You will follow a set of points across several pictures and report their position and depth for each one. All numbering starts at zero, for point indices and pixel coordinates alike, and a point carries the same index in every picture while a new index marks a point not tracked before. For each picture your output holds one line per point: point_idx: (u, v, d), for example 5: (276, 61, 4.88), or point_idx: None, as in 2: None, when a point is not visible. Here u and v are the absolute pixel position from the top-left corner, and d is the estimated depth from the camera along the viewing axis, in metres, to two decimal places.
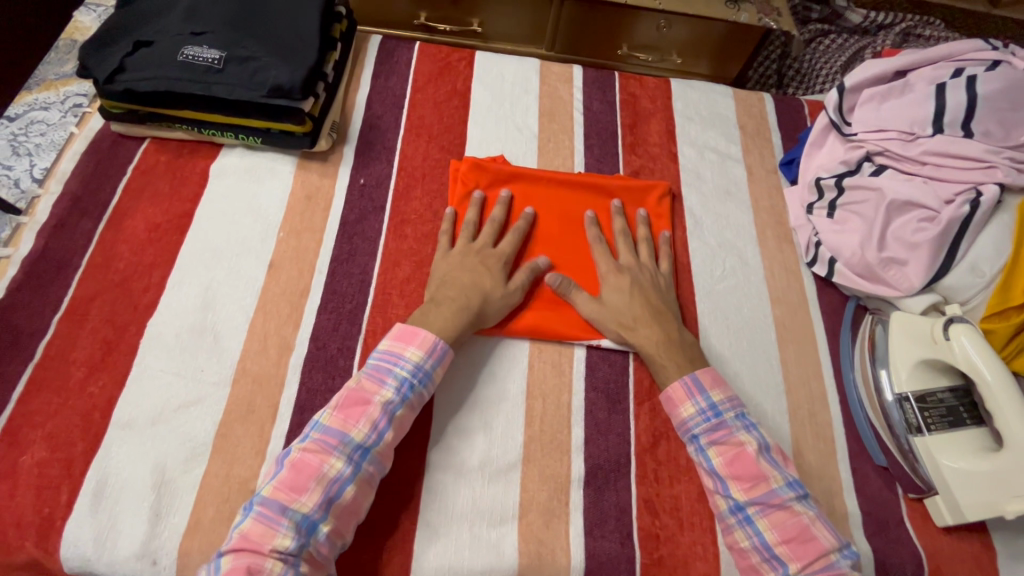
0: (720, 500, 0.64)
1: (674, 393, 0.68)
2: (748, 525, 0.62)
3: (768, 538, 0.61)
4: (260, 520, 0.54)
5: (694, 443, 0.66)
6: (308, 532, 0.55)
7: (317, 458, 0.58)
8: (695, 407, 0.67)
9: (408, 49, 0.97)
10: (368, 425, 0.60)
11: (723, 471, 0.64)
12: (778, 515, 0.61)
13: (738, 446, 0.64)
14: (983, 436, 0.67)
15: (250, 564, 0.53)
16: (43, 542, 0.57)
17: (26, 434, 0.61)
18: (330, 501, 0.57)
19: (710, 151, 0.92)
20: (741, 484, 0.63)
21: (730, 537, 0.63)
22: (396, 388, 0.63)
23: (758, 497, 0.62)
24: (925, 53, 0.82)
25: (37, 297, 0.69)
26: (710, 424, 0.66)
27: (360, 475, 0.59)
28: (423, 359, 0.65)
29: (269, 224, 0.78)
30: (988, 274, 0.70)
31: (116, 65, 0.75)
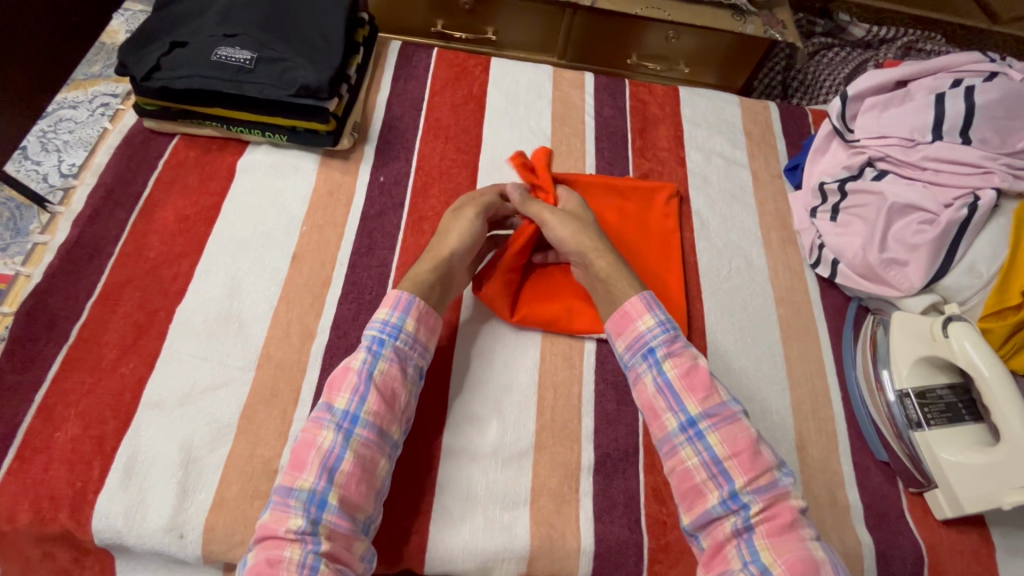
0: (670, 419, 0.65)
1: (633, 307, 0.71)
2: (699, 441, 0.64)
3: (718, 451, 0.63)
4: (274, 508, 0.57)
5: (648, 357, 0.68)
6: (318, 508, 0.57)
7: (311, 434, 0.61)
8: (654, 320, 0.70)
9: (427, 55, 1.01)
10: (350, 391, 0.63)
11: (679, 384, 0.66)
12: (728, 430, 0.63)
13: (691, 360, 0.67)
14: (981, 431, 0.70)
15: (272, 551, 0.55)
16: (75, 514, 0.60)
17: (61, 411, 0.64)
18: (330, 471, 0.59)
19: (716, 156, 0.96)
20: (695, 396, 0.65)
21: (675, 458, 0.64)
22: (368, 348, 0.66)
23: (710, 410, 0.64)
24: (925, 64, 0.85)
25: (71, 282, 0.72)
26: (668, 336, 0.68)
27: (353, 441, 0.60)
28: (389, 315, 0.68)
29: (293, 217, 0.81)
30: (985, 274, 0.73)
31: (153, 64, 0.79)
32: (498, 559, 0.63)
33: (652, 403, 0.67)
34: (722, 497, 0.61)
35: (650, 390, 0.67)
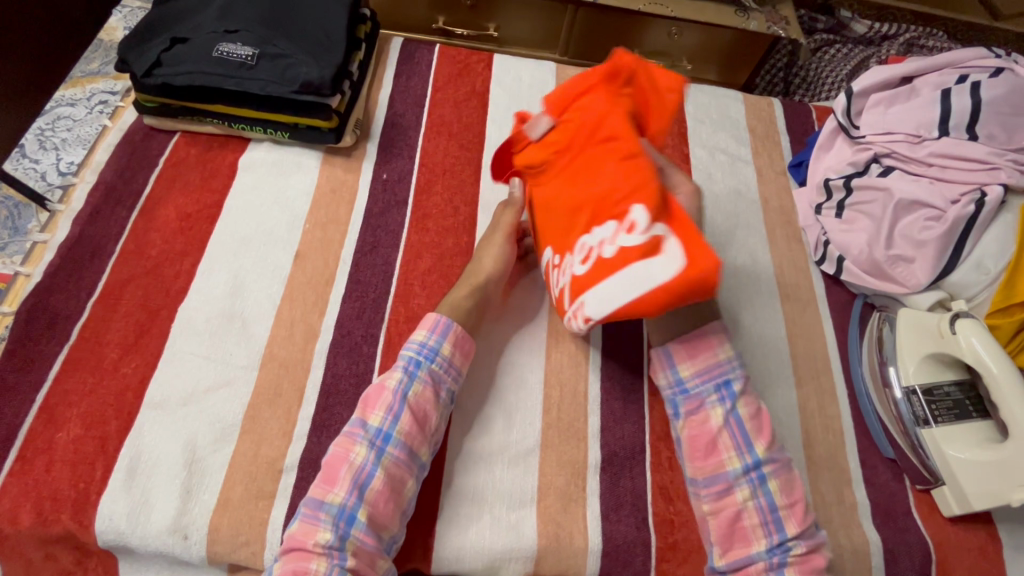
0: (733, 458, 0.64)
1: (714, 340, 0.69)
2: (759, 485, 0.63)
3: (776, 499, 0.63)
4: (303, 519, 0.58)
5: (721, 390, 0.67)
6: (347, 523, 0.57)
7: (343, 449, 0.61)
8: (732, 354, 0.68)
9: (428, 51, 1.00)
10: (384, 410, 0.63)
11: (749, 426, 0.65)
12: (785, 478, 0.64)
13: (757, 403, 0.68)
14: (988, 428, 0.69)
15: (298, 564, 0.55)
16: (78, 515, 0.59)
17: (62, 411, 0.64)
18: (360, 488, 0.59)
19: (720, 152, 0.95)
20: (763, 439, 0.65)
21: (728, 498, 0.64)
22: (404, 367, 0.66)
23: (774, 456, 0.64)
24: (931, 60, 0.85)
25: (72, 281, 0.72)
26: (744, 378, 0.68)
27: (385, 459, 0.61)
28: (427, 337, 0.68)
29: (296, 215, 0.80)
30: (993, 271, 0.72)
31: (154, 60, 0.78)
32: (506, 559, 0.63)
33: (716, 438, 0.65)
34: (769, 546, 0.62)
35: (717, 425, 0.66)
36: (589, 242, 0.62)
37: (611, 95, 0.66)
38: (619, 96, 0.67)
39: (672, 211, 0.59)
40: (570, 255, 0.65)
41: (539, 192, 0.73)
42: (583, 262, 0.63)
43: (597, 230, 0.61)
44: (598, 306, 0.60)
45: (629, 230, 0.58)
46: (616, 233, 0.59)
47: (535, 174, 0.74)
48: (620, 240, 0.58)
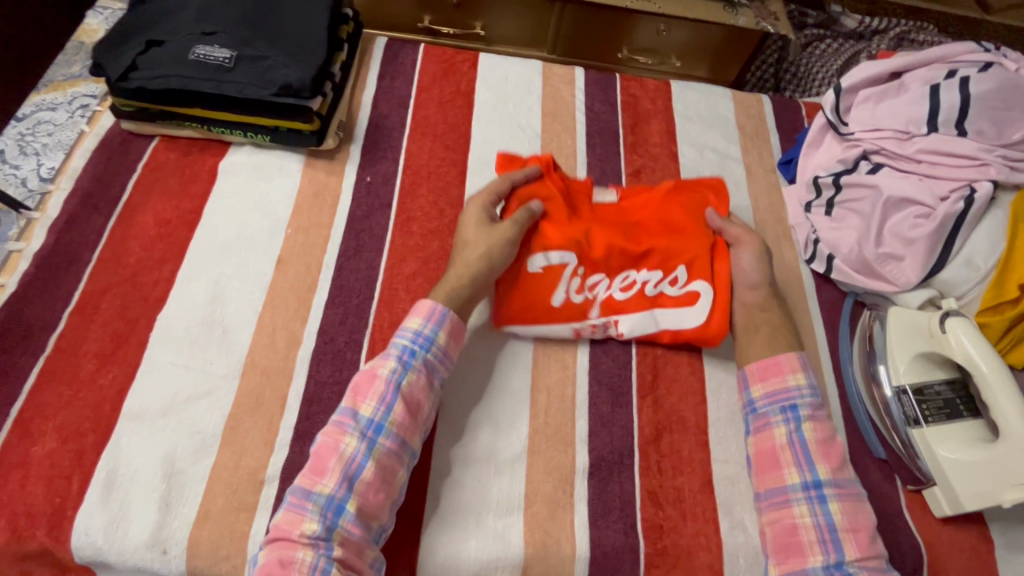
0: (793, 474, 0.64)
1: (787, 362, 0.69)
2: (818, 503, 0.62)
3: (836, 520, 0.61)
4: (289, 509, 0.57)
5: (788, 412, 0.67)
6: (335, 514, 0.56)
7: (333, 439, 0.60)
8: (806, 380, 0.69)
9: (413, 50, 0.99)
10: (376, 399, 0.62)
11: (816, 448, 0.65)
12: (850, 504, 0.62)
13: (831, 431, 0.67)
14: (979, 427, 0.69)
15: (284, 552, 0.54)
16: (54, 531, 0.58)
17: (38, 425, 0.62)
18: (350, 479, 0.58)
19: (709, 150, 0.94)
20: (829, 462, 0.64)
21: (783, 511, 0.63)
22: (398, 356, 0.64)
23: (840, 480, 0.63)
24: (920, 55, 0.83)
25: (47, 291, 0.70)
26: (815, 402, 0.68)
27: (376, 450, 0.59)
28: (422, 325, 0.67)
29: (277, 220, 0.79)
30: (982, 268, 0.72)
31: (129, 64, 0.76)
32: (493, 568, 0.62)
33: (778, 453, 0.66)
34: (826, 563, 0.60)
35: (780, 441, 0.66)
36: (634, 276, 0.76)
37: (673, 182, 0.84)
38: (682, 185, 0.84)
39: (713, 273, 0.76)
40: (610, 279, 0.76)
41: (576, 212, 0.80)
42: (624, 290, 0.76)
43: (646, 271, 0.76)
44: (633, 326, 0.74)
45: (672, 282, 0.76)
46: (660, 280, 0.76)
47: (574, 203, 0.81)
48: (664, 286, 0.76)
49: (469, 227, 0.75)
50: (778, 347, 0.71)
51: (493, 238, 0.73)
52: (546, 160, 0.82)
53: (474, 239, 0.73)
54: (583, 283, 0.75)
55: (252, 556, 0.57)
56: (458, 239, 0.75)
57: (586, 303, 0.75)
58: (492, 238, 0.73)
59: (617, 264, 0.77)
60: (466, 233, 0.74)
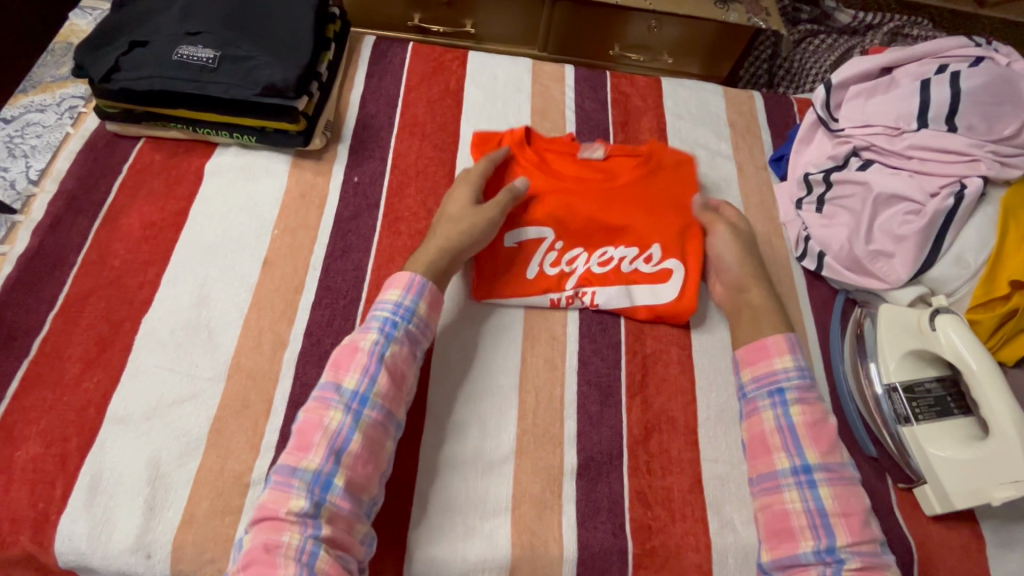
0: (783, 459, 0.64)
1: (773, 343, 0.69)
2: (808, 488, 0.62)
3: (827, 505, 0.61)
4: (274, 488, 0.56)
5: (776, 396, 0.67)
6: (322, 489, 0.56)
7: (316, 415, 0.59)
8: (792, 362, 0.68)
9: (401, 49, 0.98)
10: (359, 371, 0.61)
11: (804, 432, 0.64)
12: (842, 489, 0.62)
13: (821, 413, 0.66)
14: (970, 425, 0.68)
15: (270, 530, 0.54)
16: (38, 535, 0.58)
17: (21, 429, 0.62)
18: (336, 453, 0.57)
19: (700, 148, 0.93)
20: (817, 446, 0.64)
21: (774, 497, 0.63)
22: (379, 328, 0.65)
23: (830, 462, 0.63)
24: (910, 50, 0.83)
25: (31, 294, 0.70)
26: (803, 382, 0.67)
27: (362, 422, 0.59)
28: (402, 297, 0.67)
29: (264, 221, 0.78)
30: (973, 265, 0.71)
31: (112, 65, 0.76)
32: (480, 570, 0.62)
33: (767, 438, 0.66)
34: (817, 548, 0.59)
35: (769, 426, 0.66)
36: (611, 252, 0.80)
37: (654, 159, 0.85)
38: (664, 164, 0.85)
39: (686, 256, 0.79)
40: (588, 254, 0.79)
41: (558, 184, 0.82)
42: (601, 265, 0.79)
43: (622, 248, 0.80)
44: (609, 299, 0.77)
45: (646, 259, 0.79)
46: (635, 257, 0.79)
47: (553, 174, 0.84)
48: (638, 263, 0.79)
49: (452, 206, 0.77)
50: (766, 330, 0.71)
51: (474, 218, 0.75)
52: (522, 134, 0.85)
53: (456, 218, 0.75)
54: (560, 256, 0.79)
55: (237, 542, 0.57)
56: (439, 216, 0.77)
57: (561, 275, 0.78)
58: (477, 216, 0.75)
59: (592, 240, 0.80)
60: (451, 209, 0.76)
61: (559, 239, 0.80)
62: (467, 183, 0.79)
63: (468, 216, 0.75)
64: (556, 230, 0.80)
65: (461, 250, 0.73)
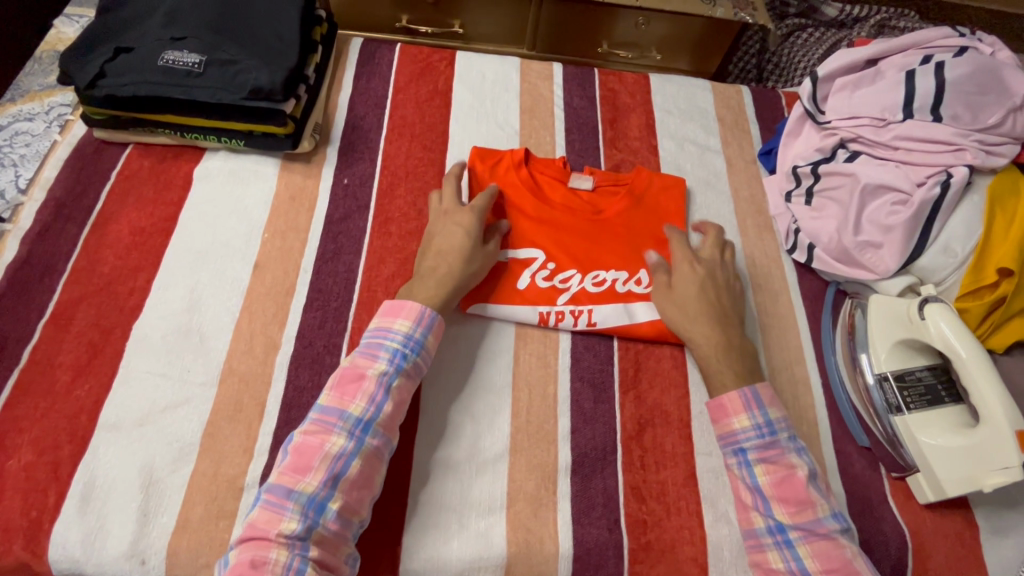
0: (758, 518, 0.63)
1: (729, 403, 0.67)
2: (786, 548, 0.61)
3: (807, 566, 0.59)
4: (265, 507, 0.56)
5: (738, 456, 0.65)
6: (316, 512, 0.55)
7: (317, 438, 0.59)
8: (750, 421, 0.66)
9: (389, 50, 0.98)
10: (365, 399, 0.61)
11: (771, 492, 0.63)
12: (820, 545, 0.60)
13: (787, 468, 0.63)
14: (960, 413, 0.69)
15: (258, 551, 0.54)
16: (31, 544, 0.58)
17: (13, 438, 0.62)
18: (335, 477, 0.57)
19: (689, 143, 0.94)
20: (786, 506, 0.62)
21: (759, 556, 0.62)
22: (389, 358, 0.64)
23: (802, 522, 0.61)
24: (895, 41, 0.83)
25: (21, 303, 0.70)
26: (763, 440, 0.64)
27: (363, 449, 0.59)
28: (412, 329, 0.66)
29: (254, 225, 0.78)
30: (960, 253, 0.72)
31: (97, 71, 0.76)
32: (475, 569, 0.62)
33: (740, 497, 0.65)
34: None
35: (739, 486, 0.65)
36: (604, 273, 0.78)
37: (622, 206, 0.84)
38: (630, 207, 0.84)
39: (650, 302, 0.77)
40: (582, 275, 0.78)
41: (550, 208, 0.83)
42: (595, 286, 0.77)
43: (614, 270, 0.79)
44: (605, 317, 0.75)
45: (637, 282, 0.78)
46: (628, 279, 0.78)
47: (545, 197, 0.84)
48: (631, 285, 0.78)
49: (456, 238, 0.73)
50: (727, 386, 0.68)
51: (482, 255, 0.74)
52: (520, 154, 0.85)
53: (463, 251, 0.73)
54: (553, 274, 0.78)
55: (223, 556, 0.57)
56: (441, 244, 0.74)
57: (553, 289, 0.77)
58: (484, 256, 0.74)
59: (586, 262, 0.79)
60: (455, 238, 0.74)
61: (551, 259, 0.79)
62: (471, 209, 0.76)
63: (477, 253, 0.74)
64: (548, 250, 0.79)
65: (469, 285, 0.73)
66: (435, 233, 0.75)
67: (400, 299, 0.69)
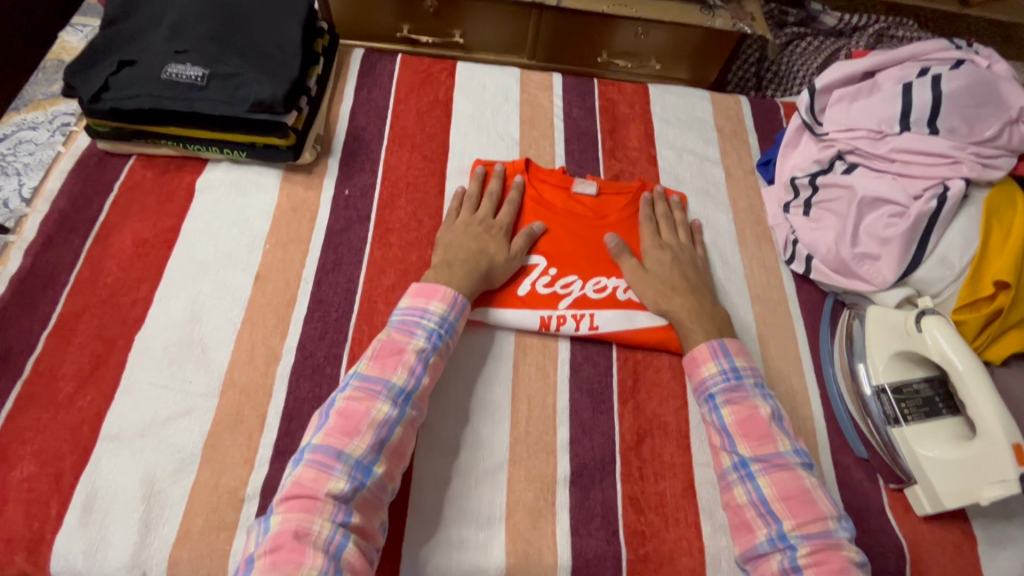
0: (725, 456, 0.66)
1: (698, 354, 0.71)
2: (749, 480, 0.63)
3: (767, 494, 0.61)
4: (312, 466, 0.56)
5: (708, 402, 0.69)
6: (363, 474, 0.56)
7: (362, 404, 0.60)
8: (717, 368, 0.69)
9: (390, 61, 0.99)
10: (406, 370, 0.63)
11: (735, 429, 0.65)
12: (780, 476, 0.62)
13: (751, 408, 0.66)
14: (957, 425, 0.69)
15: (305, 508, 0.53)
16: (33, 555, 0.58)
17: (15, 449, 0.62)
18: (380, 443, 0.59)
19: (688, 153, 0.94)
20: (749, 441, 0.64)
21: (728, 494, 0.64)
22: (426, 337, 0.66)
23: (763, 454, 0.63)
24: (891, 54, 0.84)
25: (25, 314, 0.70)
26: (729, 384, 0.68)
27: (405, 417, 0.61)
28: (447, 311, 0.68)
29: (256, 235, 0.79)
30: (957, 266, 0.72)
31: (101, 85, 0.77)
32: None
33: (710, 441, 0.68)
34: (770, 536, 0.60)
35: (710, 430, 0.68)
36: (605, 280, 0.79)
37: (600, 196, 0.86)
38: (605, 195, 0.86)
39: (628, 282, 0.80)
40: (583, 280, 0.79)
41: (552, 213, 0.83)
42: (597, 291, 0.78)
43: (614, 276, 0.79)
44: (606, 321, 0.76)
45: None
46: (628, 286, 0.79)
47: (547, 204, 0.84)
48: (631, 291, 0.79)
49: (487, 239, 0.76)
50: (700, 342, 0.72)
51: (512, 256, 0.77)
52: (521, 164, 0.86)
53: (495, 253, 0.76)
54: (553, 280, 0.78)
55: (258, 518, 0.55)
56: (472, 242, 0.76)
57: (554, 295, 0.77)
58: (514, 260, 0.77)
59: (586, 267, 0.80)
60: (486, 242, 0.76)
61: (553, 265, 0.79)
62: (501, 220, 0.79)
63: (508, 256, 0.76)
64: (549, 257, 0.80)
65: (494, 278, 0.75)
66: (466, 232, 0.77)
67: (431, 281, 0.71)
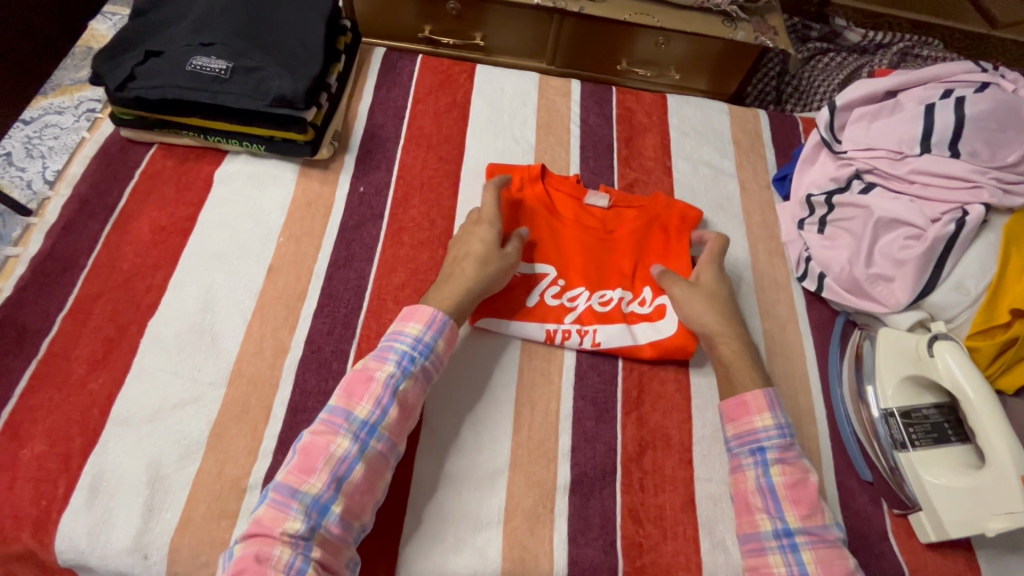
0: (765, 520, 0.63)
1: (754, 401, 0.68)
2: (791, 552, 0.61)
3: (809, 571, 0.60)
4: (272, 506, 0.56)
5: (756, 454, 0.66)
6: (318, 514, 0.56)
7: (323, 439, 0.59)
8: (773, 421, 0.67)
9: (410, 61, 0.99)
10: (371, 402, 0.61)
11: (784, 492, 0.63)
12: (825, 552, 0.60)
13: (801, 473, 0.65)
14: (966, 453, 0.68)
15: (262, 548, 0.54)
16: (39, 533, 0.59)
17: (27, 428, 0.64)
18: (339, 480, 0.57)
19: (704, 165, 0.94)
20: (798, 509, 0.62)
21: (759, 559, 0.62)
22: (397, 362, 0.64)
23: (811, 527, 0.61)
24: (915, 74, 0.83)
25: (42, 296, 0.72)
26: (783, 442, 0.66)
27: (367, 452, 0.59)
28: (421, 332, 0.66)
29: (270, 228, 0.80)
30: (973, 291, 0.71)
31: (127, 74, 0.78)
32: None
33: (748, 498, 0.65)
34: None
35: (750, 485, 0.65)
36: (611, 293, 0.79)
37: (623, 202, 0.85)
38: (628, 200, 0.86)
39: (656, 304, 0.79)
40: (590, 293, 0.78)
41: (562, 225, 0.83)
42: (602, 305, 0.78)
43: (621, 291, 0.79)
44: (609, 337, 0.76)
45: (642, 302, 0.79)
46: (634, 300, 0.79)
47: (557, 214, 0.84)
48: (636, 306, 0.79)
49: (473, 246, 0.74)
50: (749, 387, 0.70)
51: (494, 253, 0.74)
52: (536, 170, 0.85)
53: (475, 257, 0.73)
54: (561, 291, 0.78)
55: (229, 547, 0.57)
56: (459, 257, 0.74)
57: (561, 306, 0.78)
58: (501, 261, 0.74)
59: (595, 281, 0.79)
60: (473, 246, 0.74)
61: (561, 277, 0.79)
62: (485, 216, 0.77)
63: (489, 255, 0.73)
64: (558, 268, 0.80)
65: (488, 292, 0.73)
66: (458, 242, 0.76)
67: (425, 302, 0.70)
